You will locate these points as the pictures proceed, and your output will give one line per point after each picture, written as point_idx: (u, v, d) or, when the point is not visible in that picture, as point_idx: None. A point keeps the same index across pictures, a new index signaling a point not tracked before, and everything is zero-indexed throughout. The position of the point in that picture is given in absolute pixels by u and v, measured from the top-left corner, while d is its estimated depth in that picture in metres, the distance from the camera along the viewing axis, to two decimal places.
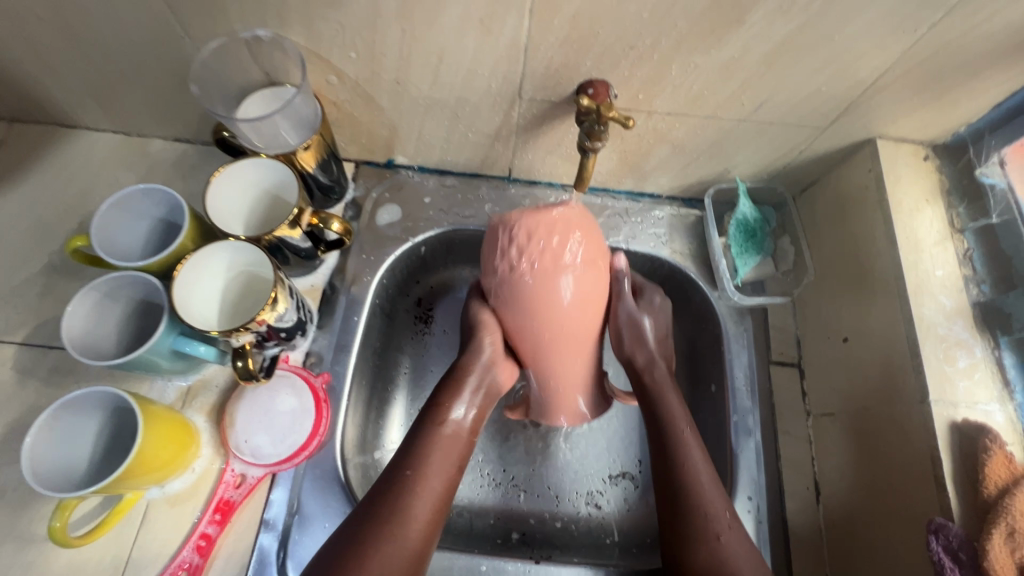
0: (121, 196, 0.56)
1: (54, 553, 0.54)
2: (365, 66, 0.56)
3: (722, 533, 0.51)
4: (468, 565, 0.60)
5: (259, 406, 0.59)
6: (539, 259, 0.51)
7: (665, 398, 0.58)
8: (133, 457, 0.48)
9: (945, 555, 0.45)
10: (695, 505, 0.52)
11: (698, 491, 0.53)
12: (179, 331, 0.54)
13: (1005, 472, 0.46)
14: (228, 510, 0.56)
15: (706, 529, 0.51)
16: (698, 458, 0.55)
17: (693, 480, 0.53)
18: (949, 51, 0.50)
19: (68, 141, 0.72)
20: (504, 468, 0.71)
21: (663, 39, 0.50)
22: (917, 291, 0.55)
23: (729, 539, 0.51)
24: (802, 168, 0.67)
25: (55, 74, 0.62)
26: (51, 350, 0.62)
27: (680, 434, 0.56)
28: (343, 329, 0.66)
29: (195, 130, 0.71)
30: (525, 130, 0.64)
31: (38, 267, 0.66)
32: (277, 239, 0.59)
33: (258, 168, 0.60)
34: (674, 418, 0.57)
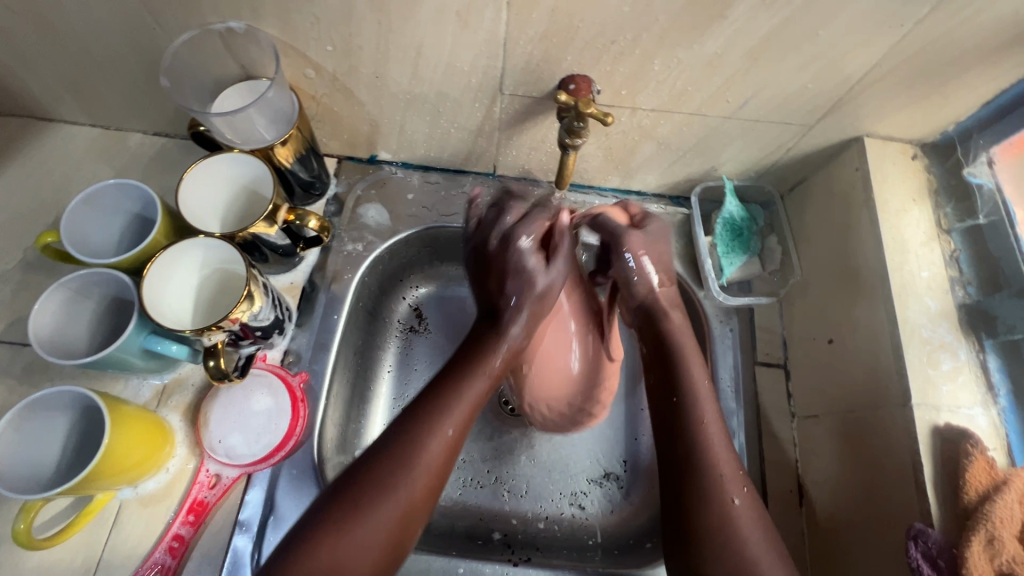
0: (92, 190, 0.55)
1: (24, 555, 0.53)
2: (341, 59, 0.55)
3: (735, 496, 0.46)
4: (446, 567, 0.59)
5: (234, 407, 0.58)
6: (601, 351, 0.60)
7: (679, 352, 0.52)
8: (99, 459, 0.47)
9: (923, 562, 0.44)
10: (739, 551, 0.44)
11: (742, 547, 0.44)
12: (151, 330, 0.53)
13: (986, 479, 0.45)
14: (201, 510, 0.55)
15: (715, 491, 0.46)
16: (747, 510, 0.46)
17: (738, 528, 0.45)
18: (936, 48, 0.49)
19: (45, 134, 0.71)
20: (487, 468, 0.71)
21: (644, 35, 0.49)
22: (903, 293, 0.54)
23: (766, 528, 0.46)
24: (789, 167, 0.66)
25: (26, 66, 0.61)
26: (24, 348, 0.61)
27: (730, 490, 0.46)
28: (322, 327, 0.65)
29: (174, 124, 0.69)
30: (508, 125, 0.63)
31: (12, 263, 0.65)
32: (252, 235, 0.58)
33: (233, 163, 0.59)
34: (720, 473, 0.47)
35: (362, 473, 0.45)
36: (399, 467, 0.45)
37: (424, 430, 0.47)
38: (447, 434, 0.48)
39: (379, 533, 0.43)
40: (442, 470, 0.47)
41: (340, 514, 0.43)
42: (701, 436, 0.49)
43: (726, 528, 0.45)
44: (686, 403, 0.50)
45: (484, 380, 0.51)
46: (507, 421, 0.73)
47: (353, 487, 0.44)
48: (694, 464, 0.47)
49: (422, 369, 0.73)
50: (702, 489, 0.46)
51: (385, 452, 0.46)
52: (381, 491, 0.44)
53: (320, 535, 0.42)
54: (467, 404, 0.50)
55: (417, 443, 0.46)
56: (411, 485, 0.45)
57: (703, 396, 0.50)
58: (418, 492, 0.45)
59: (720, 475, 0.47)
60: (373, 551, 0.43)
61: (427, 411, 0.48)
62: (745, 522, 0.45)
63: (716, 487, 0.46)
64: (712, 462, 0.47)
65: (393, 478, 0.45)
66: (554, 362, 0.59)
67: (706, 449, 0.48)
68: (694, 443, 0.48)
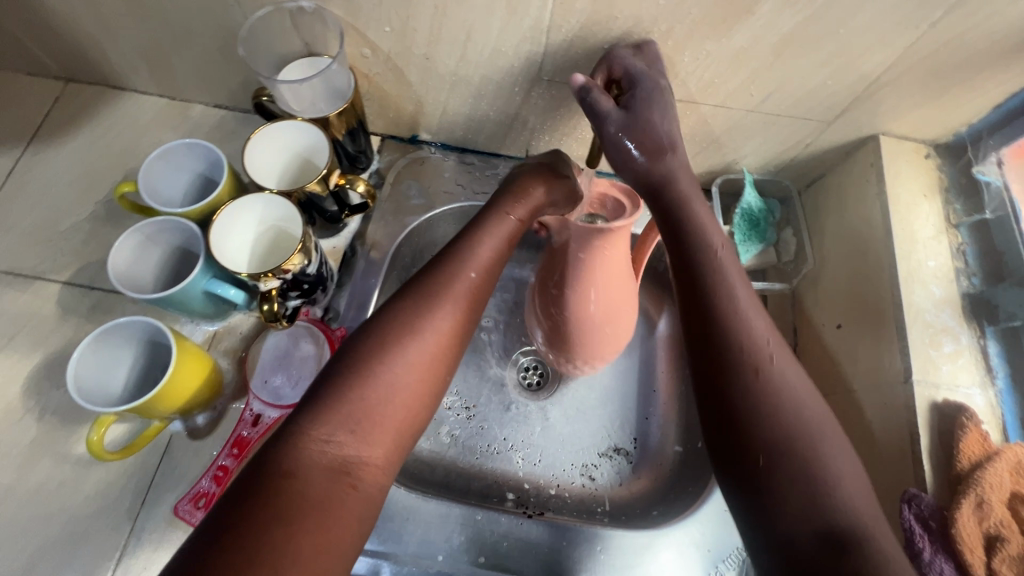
0: (167, 148, 0.62)
1: (84, 474, 0.59)
2: (397, 40, 0.60)
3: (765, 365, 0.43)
4: (464, 514, 0.63)
5: (280, 349, 0.65)
6: (625, 321, 0.62)
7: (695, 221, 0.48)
8: (163, 384, 0.53)
9: (916, 523, 0.47)
10: (783, 426, 0.40)
11: (785, 414, 0.41)
12: (213, 274, 0.58)
13: (978, 449, 0.48)
14: (244, 446, 0.59)
15: (744, 356, 0.43)
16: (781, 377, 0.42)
17: (780, 409, 0.41)
18: (948, 49, 0.53)
19: (115, 101, 0.77)
20: (503, 434, 0.74)
21: (677, 27, 0.53)
22: (909, 279, 0.57)
23: (781, 372, 0.43)
24: (807, 163, 0.70)
25: (111, 37, 0.67)
26: (90, 291, 0.67)
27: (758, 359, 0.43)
28: (360, 289, 0.69)
29: (235, 97, 0.75)
30: (543, 110, 0.67)
31: (83, 216, 0.71)
32: (306, 195, 0.63)
33: (293, 131, 0.64)
34: (742, 345, 0.43)
35: (378, 322, 0.46)
36: (416, 314, 0.46)
37: (448, 277, 0.48)
38: (470, 277, 0.49)
39: (407, 374, 0.44)
40: (466, 312, 0.49)
41: (360, 358, 0.43)
42: (734, 313, 0.45)
43: (769, 400, 0.41)
44: (705, 279, 0.46)
45: (506, 227, 0.53)
46: (526, 392, 0.77)
47: (365, 337, 0.45)
48: (721, 338, 0.44)
49: None
50: (731, 356, 0.43)
51: (401, 302, 0.47)
52: (397, 335, 0.45)
53: (349, 381, 0.42)
54: (487, 251, 0.51)
55: (439, 286, 0.48)
56: (433, 326, 0.46)
57: (726, 266, 0.47)
58: (439, 333, 0.46)
59: (747, 348, 0.43)
60: (408, 388, 0.44)
61: (443, 262, 0.49)
62: (777, 385, 0.42)
63: (746, 362, 0.43)
64: (733, 326, 0.44)
65: (410, 325, 0.45)
66: (604, 292, 0.57)
67: (734, 322, 0.44)
68: (723, 322, 0.45)
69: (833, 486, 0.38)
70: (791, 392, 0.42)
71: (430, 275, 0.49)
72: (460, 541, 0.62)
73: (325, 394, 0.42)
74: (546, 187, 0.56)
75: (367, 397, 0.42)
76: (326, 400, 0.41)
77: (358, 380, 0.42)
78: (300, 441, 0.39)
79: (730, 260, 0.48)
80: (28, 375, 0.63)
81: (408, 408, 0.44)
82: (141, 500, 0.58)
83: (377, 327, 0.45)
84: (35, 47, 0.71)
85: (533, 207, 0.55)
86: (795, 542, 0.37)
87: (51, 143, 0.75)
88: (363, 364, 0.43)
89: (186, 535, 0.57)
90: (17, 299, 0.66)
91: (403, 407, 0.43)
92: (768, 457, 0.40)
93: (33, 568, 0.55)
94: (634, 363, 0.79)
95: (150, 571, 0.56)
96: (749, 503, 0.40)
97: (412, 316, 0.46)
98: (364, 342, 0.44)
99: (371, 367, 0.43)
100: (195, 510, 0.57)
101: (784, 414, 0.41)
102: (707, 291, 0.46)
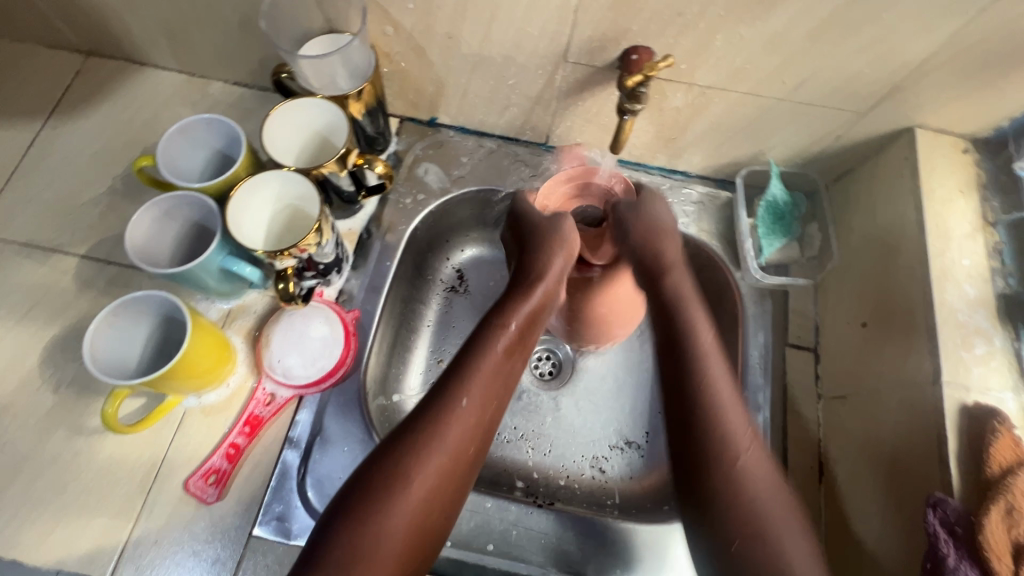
0: (186, 122, 0.61)
1: (98, 447, 0.59)
2: (420, 17, 0.59)
3: (741, 456, 0.48)
4: (474, 501, 0.62)
5: (294, 331, 0.63)
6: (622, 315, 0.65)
7: (682, 303, 0.55)
8: (177, 359, 0.53)
9: (940, 528, 0.46)
10: (760, 525, 0.45)
11: (755, 507, 0.46)
12: (228, 251, 0.58)
13: (1010, 454, 0.47)
14: (256, 424, 0.60)
15: (727, 446, 0.48)
16: (756, 468, 0.48)
17: (752, 497, 0.46)
18: (995, 37, 0.50)
19: (135, 76, 0.77)
20: (514, 424, 0.74)
21: (711, 8, 0.51)
22: (942, 278, 0.55)
23: (752, 459, 0.48)
24: (838, 155, 0.68)
25: (132, 10, 0.66)
26: (106, 266, 0.67)
27: (738, 450, 0.48)
28: (375, 272, 0.69)
29: (255, 75, 0.75)
30: (567, 94, 0.66)
31: (101, 190, 0.71)
32: (324, 175, 0.63)
33: (312, 109, 0.63)
34: (723, 435, 0.48)
35: (381, 453, 0.47)
36: (413, 449, 0.46)
37: (448, 403, 0.49)
38: (463, 404, 0.49)
39: (406, 515, 0.44)
40: (465, 438, 0.48)
41: (357, 501, 0.44)
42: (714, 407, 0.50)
43: (744, 496, 0.47)
44: (695, 393, 0.50)
45: (503, 340, 0.54)
46: (538, 382, 0.76)
47: (368, 472, 0.46)
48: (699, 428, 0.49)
49: (461, 329, 0.75)
50: (705, 443, 0.49)
51: (401, 433, 0.48)
52: (394, 474, 0.45)
53: (347, 523, 0.43)
54: (486, 374, 0.51)
55: (442, 415, 0.48)
56: (429, 464, 0.46)
57: (708, 353, 0.52)
58: (439, 468, 0.47)
59: (728, 439, 0.48)
60: (405, 530, 0.44)
61: (441, 391, 0.50)
62: (759, 484, 0.47)
63: (724, 454, 0.48)
64: (710, 405, 0.50)
65: (407, 462, 0.46)
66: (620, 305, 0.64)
67: (710, 409, 0.50)
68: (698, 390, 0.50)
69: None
70: (760, 485, 0.47)
71: (433, 401, 0.49)
72: (468, 527, 0.61)
73: (323, 539, 0.43)
74: (558, 268, 0.58)
75: (363, 544, 0.42)
76: (322, 545, 0.43)
77: (358, 523, 0.43)
78: None
79: (716, 347, 0.53)
80: (45, 347, 0.63)
81: (406, 544, 0.44)
82: (154, 474, 0.58)
83: (381, 460, 0.46)
84: (56, 19, 0.71)
85: (528, 315, 0.56)
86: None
87: (71, 117, 0.75)
88: (362, 505, 0.44)
89: (197, 511, 0.57)
90: (35, 271, 0.66)
91: (400, 545, 0.44)
92: (741, 544, 0.45)
93: (48, 537, 0.56)
94: (648, 357, 0.78)
95: (160, 545, 0.56)
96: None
97: (412, 452, 0.46)
98: (369, 476, 0.45)
99: (368, 509, 0.44)
100: (206, 486, 0.57)
101: (754, 505, 0.46)
102: (688, 370, 0.51)
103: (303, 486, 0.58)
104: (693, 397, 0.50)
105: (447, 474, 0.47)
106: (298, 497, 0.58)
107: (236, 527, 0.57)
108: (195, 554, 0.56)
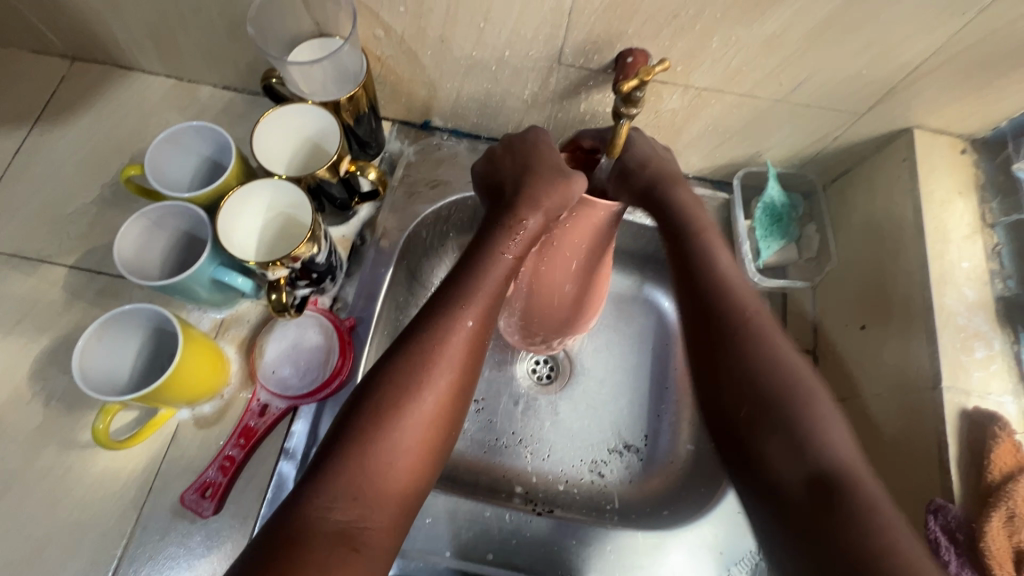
0: (174, 130, 0.60)
1: (90, 461, 0.58)
2: (411, 21, 0.57)
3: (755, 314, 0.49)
4: (474, 510, 0.62)
5: (288, 340, 0.64)
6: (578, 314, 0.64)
7: (686, 204, 0.56)
8: (168, 375, 0.52)
9: (941, 534, 0.46)
10: (781, 388, 0.44)
11: (771, 375, 0.45)
12: (219, 262, 0.57)
13: (1011, 460, 0.47)
14: (251, 436, 0.59)
15: (736, 314, 0.48)
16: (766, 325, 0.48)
17: (771, 357, 0.46)
18: (995, 37, 0.50)
19: (122, 82, 0.75)
20: (512, 429, 0.73)
21: (707, 10, 0.50)
22: (941, 280, 0.55)
23: (761, 325, 0.48)
24: (835, 156, 0.67)
25: (117, 14, 0.65)
26: (96, 276, 0.66)
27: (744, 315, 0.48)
28: (369, 279, 0.68)
29: (244, 79, 0.73)
30: (561, 96, 0.65)
31: (90, 199, 0.70)
32: (317, 181, 0.62)
33: (301, 116, 0.63)
34: (727, 303, 0.49)
35: (383, 370, 0.45)
36: (419, 367, 0.44)
37: (451, 319, 0.46)
38: (467, 326, 0.47)
39: (417, 431, 0.43)
40: (467, 367, 0.46)
41: (367, 417, 0.42)
42: (717, 274, 0.51)
43: (757, 351, 0.46)
44: (713, 293, 0.50)
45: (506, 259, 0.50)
46: (536, 387, 0.76)
47: (372, 388, 0.44)
48: (717, 314, 0.49)
49: None
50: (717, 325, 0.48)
51: (403, 350, 0.45)
52: (398, 401, 0.43)
53: (354, 439, 0.41)
54: (485, 295, 0.48)
55: (445, 328, 0.46)
56: (436, 380, 0.45)
57: (716, 249, 0.52)
58: (447, 384, 0.45)
59: (736, 313, 0.48)
60: (414, 449, 0.42)
61: (435, 317, 0.47)
62: (763, 336, 0.47)
63: (729, 320, 0.48)
64: (723, 297, 0.49)
65: (409, 387, 0.44)
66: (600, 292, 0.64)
67: (723, 290, 0.50)
68: (709, 286, 0.50)
69: (819, 440, 0.42)
70: (775, 341, 0.47)
71: (438, 315, 0.47)
72: (468, 537, 0.61)
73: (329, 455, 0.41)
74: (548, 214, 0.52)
75: (372, 455, 0.41)
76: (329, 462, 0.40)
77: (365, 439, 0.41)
78: (304, 502, 0.38)
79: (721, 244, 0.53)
80: (35, 360, 0.62)
81: (413, 469, 0.42)
82: (148, 488, 0.58)
83: (388, 376, 0.44)
84: (41, 24, 0.70)
85: (531, 236, 0.52)
86: (788, 490, 0.42)
87: (57, 124, 0.73)
88: (370, 422, 0.42)
89: (193, 524, 0.56)
90: (23, 283, 0.65)
91: (394, 491, 0.41)
92: (750, 413, 0.45)
93: (42, 553, 0.55)
94: (645, 358, 0.78)
95: (156, 560, 0.55)
96: (744, 467, 0.45)
97: (417, 364, 0.44)
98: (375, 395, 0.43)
99: (377, 419, 0.42)
100: (201, 500, 0.56)
101: (765, 369, 0.45)
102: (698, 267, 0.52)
103: None
104: (710, 292, 0.50)
105: (450, 388, 0.45)
106: None
107: (233, 540, 0.56)
108: (192, 567, 0.55)
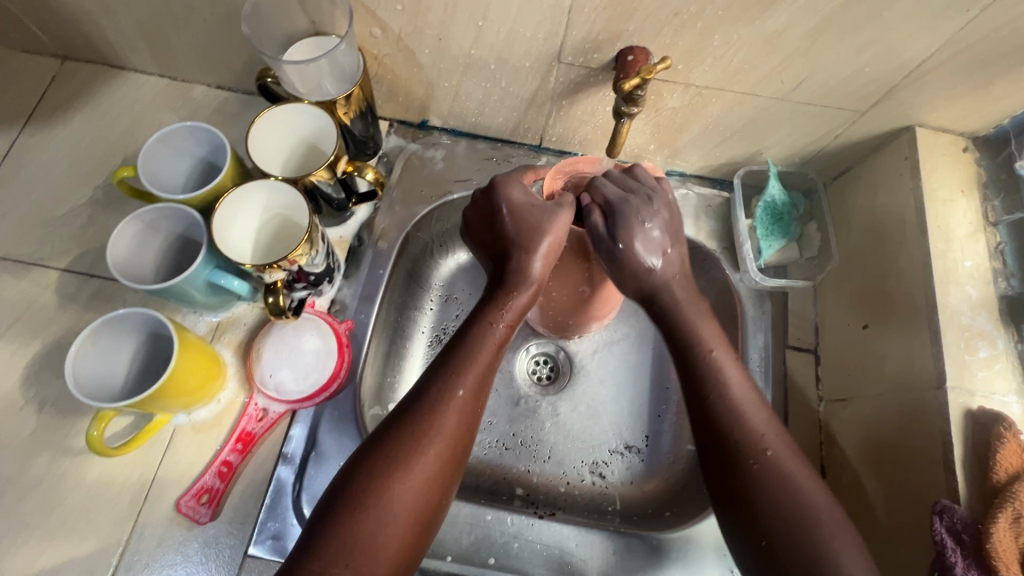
0: (167, 131, 0.59)
1: (85, 468, 0.57)
2: (408, 19, 0.57)
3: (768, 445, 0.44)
4: (474, 513, 0.61)
5: (285, 344, 0.61)
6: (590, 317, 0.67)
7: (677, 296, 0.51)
8: (164, 379, 0.51)
9: (947, 536, 0.45)
10: (801, 527, 0.41)
11: (792, 517, 0.41)
12: (215, 264, 0.56)
13: (1016, 461, 0.46)
14: (249, 441, 0.58)
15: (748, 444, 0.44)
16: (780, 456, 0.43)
17: (787, 490, 0.42)
18: (999, 34, 0.49)
19: (114, 81, 0.74)
20: (512, 431, 0.72)
21: (708, 8, 0.50)
22: (944, 279, 0.55)
23: (778, 456, 0.44)
24: (837, 154, 0.67)
25: (108, 13, 0.64)
26: (89, 279, 0.65)
27: (757, 449, 0.44)
28: (367, 280, 0.67)
29: (239, 78, 0.72)
30: (561, 95, 0.64)
31: (82, 200, 0.69)
32: (313, 183, 0.61)
33: (298, 116, 0.62)
34: (739, 432, 0.45)
35: (375, 442, 0.44)
36: (409, 440, 0.44)
37: (442, 388, 0.46)
38: (459, 394, 0.46)
39: (408, 501, 0.42)
40: (462, 431, 0.46)
41: (356, 488, 0.42)
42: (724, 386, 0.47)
43: (775, 489, 0.42)
44: (721, 411, 0.46)
45: (498, 330, 0.50)
46: (535, 388, 0.75)
47: (363, 458, 0.43)
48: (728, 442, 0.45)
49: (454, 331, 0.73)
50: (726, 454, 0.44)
51: (395, 422, 0.45)
52: (387, 473, 0.42)
53: (345, 512, 0.41)
54: (478, 365, 0.48)
55: (436, 400, 0.46)
56: (427, 449, 0.44)
57: (720, 358, 0.48)
58: (441, 451, 0.44)
59: (746, 437, 0.44)
60: (406, 517, 0.42)
61: (429, 386, 0.46)
62: (781, 468, 0.43)
63: (742, 448, 0.44)
64: (729, 420, 0.45)
65: (400, 456, 0.43)
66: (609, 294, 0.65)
67: (740, 421, 0.45)
68: (717, 406, 0.46)
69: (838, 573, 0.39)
70: (799, 477, 0.43)
71: (429, 386, 0.46)
72: (469, 541, 0.60)
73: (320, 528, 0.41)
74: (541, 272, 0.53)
75: (361, 527, 0.40)
76: (319, 531, 0.40)
77: (354, 510, 0.41)
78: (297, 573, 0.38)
79: (725, 347, 0.48)
80: (27, 365, 0.61)
81: (406, 541, 0.42)
82: (144, 496, 0.57)
83: (377, 446, 0.44)
84: (30, 23, 0.68)
85: (521, 310, 0.52)
86: None
87: (47, 125, 0.72)
88: (359, 494, 0.42)
89: (190, 532, 0.56)
90: (14, 287, 0.64)
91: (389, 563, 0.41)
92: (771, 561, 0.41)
93: (36, 563, 0.54)
94: (646, 358, 0.77)
95: (153, 568, 0.54)
96: None
97: (406, 435, 0.44)
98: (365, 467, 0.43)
99: (368, 492, 0.42)
100: (198, 507, 0.56)
101: (785, 508, 0.42)
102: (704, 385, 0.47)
103: (298, 504, 0.57)
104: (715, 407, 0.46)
105: (442, 458, 0.44)
106: (293, 514, 0.56)
107: (231, 547, 0.55)
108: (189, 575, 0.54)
